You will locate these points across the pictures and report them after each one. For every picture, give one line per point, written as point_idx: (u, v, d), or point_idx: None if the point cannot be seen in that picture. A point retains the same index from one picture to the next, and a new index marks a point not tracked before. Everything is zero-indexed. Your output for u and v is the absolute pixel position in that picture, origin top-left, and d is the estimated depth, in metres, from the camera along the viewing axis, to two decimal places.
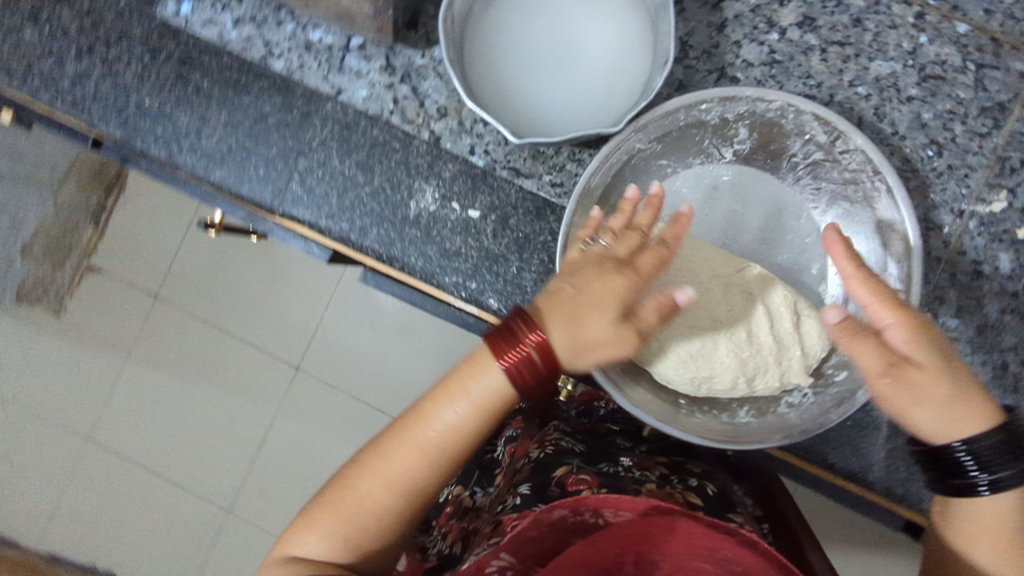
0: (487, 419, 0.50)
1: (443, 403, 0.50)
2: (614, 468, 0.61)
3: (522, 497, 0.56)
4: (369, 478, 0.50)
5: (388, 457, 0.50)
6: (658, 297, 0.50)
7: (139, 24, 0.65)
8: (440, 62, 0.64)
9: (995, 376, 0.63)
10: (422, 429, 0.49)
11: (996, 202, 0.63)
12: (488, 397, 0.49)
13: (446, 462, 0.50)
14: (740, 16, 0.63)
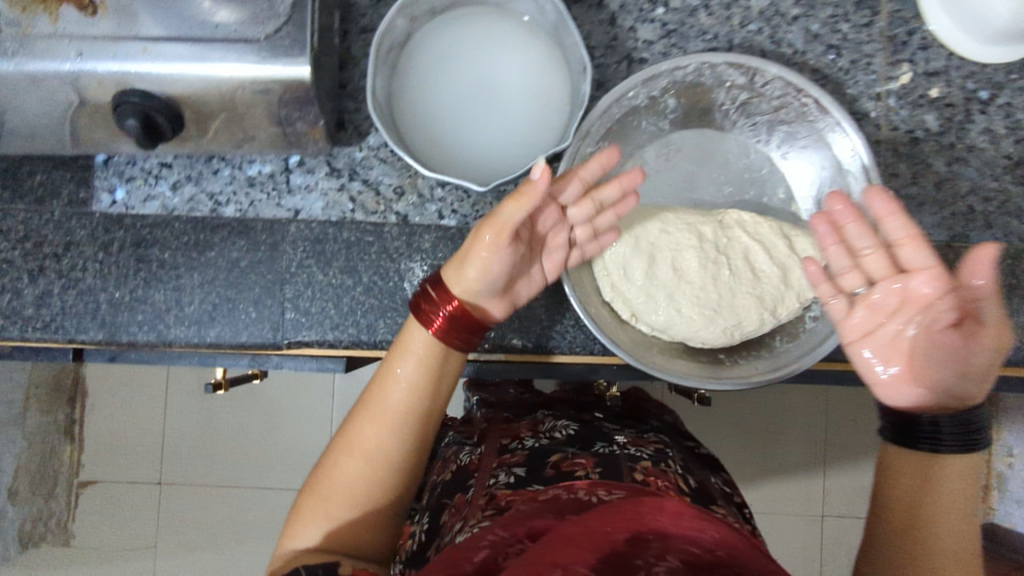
0: (434, 371, 0.55)
1: (390, 367, 0.55)
2: (608, 448, 0.59)
3: (515, 476, 0.55)
4: (342, 460, 0.54)
5: (357, 436, 0.54)
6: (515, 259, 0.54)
7: (80, 226, 0.65)
8: (379, 148, 0.66)
9: (967, 221, 0.69)
10: (381, 396, 0.55)
11: (903, 75, 0.69)
12: (426, 345, 0.55)
13: (410, 421, 0.55)
14: (624, 5, 0.67)
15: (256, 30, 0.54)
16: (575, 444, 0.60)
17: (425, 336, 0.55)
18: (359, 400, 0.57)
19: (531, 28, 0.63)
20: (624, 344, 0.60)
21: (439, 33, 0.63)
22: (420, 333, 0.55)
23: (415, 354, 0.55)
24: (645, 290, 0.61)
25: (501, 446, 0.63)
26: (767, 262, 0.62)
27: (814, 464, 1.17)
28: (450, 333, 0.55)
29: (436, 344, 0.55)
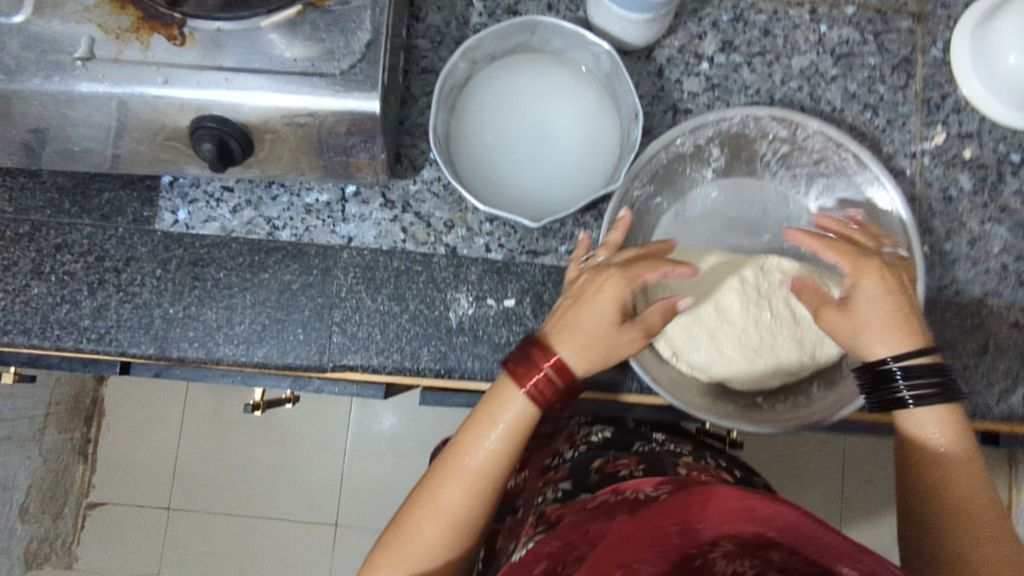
0: (521, 439, 0.53)
1: (479, 432, 0.53)
2: (647, 446, 0.65)
3: (563, 490, 0.59)
4: (419, 520, 0.51)
5: (438, 499, 0.51)
6: (660, 305, 0.55)
7: (143, 243, 0.68)
8: (432, 182, 0.69)
9: (1000, 279, 0.70)
10: (463, 459, 0.52)
11: (937, 136, 0.72)
12: (518, 414, 0.53)
13: (492, 487, 0.52)
14: (671, 59, 0.71)
15: (332, 65, 0.57)
16: (614, 448, 0.65)
17: (519, 404, 0.53)
18: (437, 458, 0.54)
19: (585, 77, 0.67)
20: (665, 382, 0.62)
21: (500, 76, 0.66)
22: (514, 401, 0.53)
23: (503, 421, 0.53)
24: (688, 329, 0.63)
25: (544, 466, 0.67)
26: (807, 308, 0.64)
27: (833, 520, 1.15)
28: (547, 400, 0.53)
29: (528, 417, 0.53)
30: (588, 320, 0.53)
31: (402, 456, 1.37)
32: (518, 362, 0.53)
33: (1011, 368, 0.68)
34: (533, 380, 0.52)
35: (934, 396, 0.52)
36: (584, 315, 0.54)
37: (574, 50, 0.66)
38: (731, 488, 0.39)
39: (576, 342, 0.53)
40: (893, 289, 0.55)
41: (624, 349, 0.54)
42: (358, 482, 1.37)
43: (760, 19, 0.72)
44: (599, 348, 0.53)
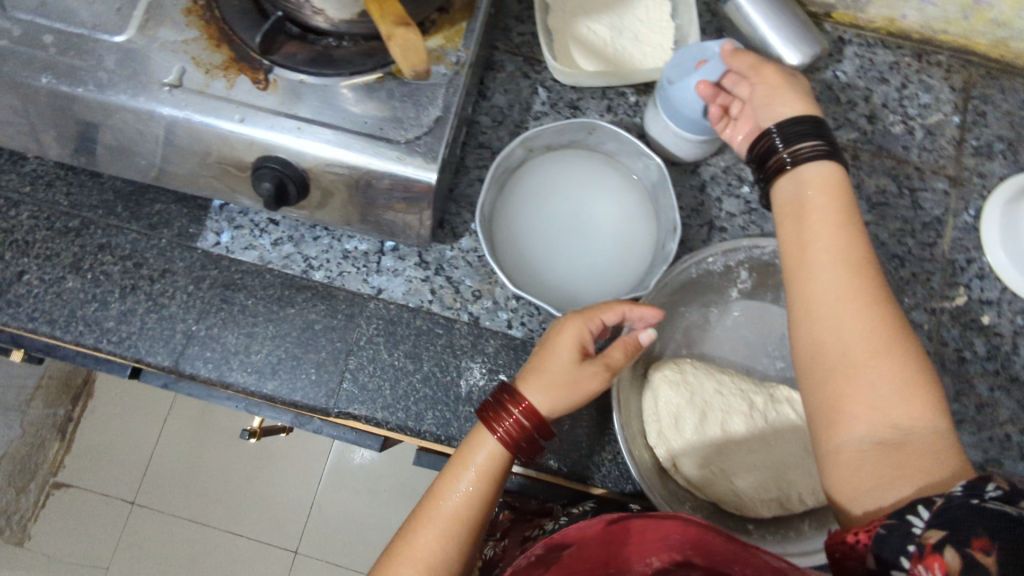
0: (494, 482, 0.53)
1: (451, 475, 0.53)
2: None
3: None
4: (395, 565, 0.50)
5: (415, 544, 0.51)
6: (624, 339, 0.56)
7: (182, 258, 0.70)
8: (469, 251, 0.71)
9: (1004, 448, 0.70)
10: (438, 502, 0.52)
11: (958, 297, 0.74)
12: (490, 454, 0.53)
13: (467, 531, 0.52)
14: (715, 177, 0.74)
15: (399, 133, 0.60)
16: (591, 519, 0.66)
17: (492, 444, 0.53)
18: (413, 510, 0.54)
19: (634, 182, 0.71)
20: (660, 493, 0.62)
21: (552, 166, 0.70)
22: (485, 444, 0.53)
23: (475, 461, 0.53)
24: (692, 443, 0.64)
25: (525, 536, 0.70)
26: (810, 444, 0.65)
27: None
28: (518, 441, 0.53)
29: (501, 457, 0.53)
30: (557, 357, 0.54)
31: (375, 494, 1.37)
32: (488, 408, 0.54)
33: None
34: (501, 424, 0.53)
35: (820, 159, 0.53)
36: (553, 351, 0.54)
37: (626, 156, 0.69)
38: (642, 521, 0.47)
39: (543, 381, 0.53)
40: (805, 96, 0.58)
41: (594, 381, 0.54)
42: (327, 515, 1.36)
43: None
44: (558, 384, 0.53)
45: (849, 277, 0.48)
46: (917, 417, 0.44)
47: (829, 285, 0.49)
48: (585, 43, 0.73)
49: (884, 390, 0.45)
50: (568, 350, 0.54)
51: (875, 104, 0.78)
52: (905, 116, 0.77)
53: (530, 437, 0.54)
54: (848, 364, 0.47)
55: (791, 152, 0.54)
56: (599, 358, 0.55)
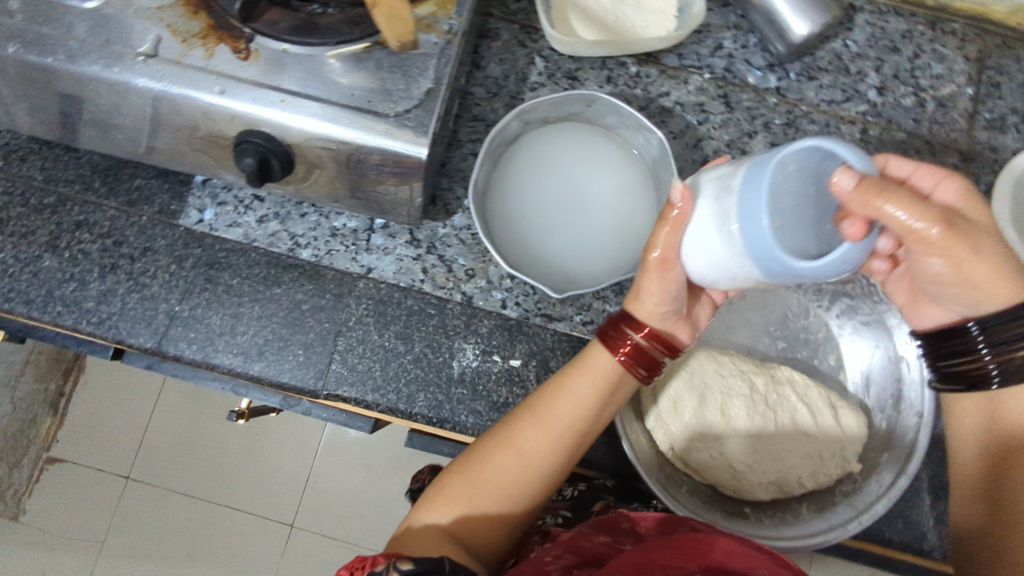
0: (605, 393, 0.55)
1: (569, 381, 0.55)
2: (647, 507, 0.65)
3: (563, 518, 0.63)
4: (498, 452, 0.54)
5: (521, 438, 0.54)
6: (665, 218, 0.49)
7: (163, 235, 0.67)
8: (462, 229, 0.69)
9: None
10: (552, 406, 0.55)
11: None
12: (607, 369, 0.55)
13: (573, 438, 0.55)
14: (718, 151, 0.72)
15: (388, 106, 0.57)
16: (615, 497, 0.66)
17: (612, 360, 0.55)
18: (530, 396, 0.57)
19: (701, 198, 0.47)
20: (657, 477, 0.61)
21: (549, 139, 0.67)
22: (605, 356, 0.55)
23: (594, 374, 0.55)
24: (690, 427, 0.62)
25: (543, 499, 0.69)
26: (812, 428, 0.63)
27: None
28: (633, 363, 0.55)
29: (617, 370, 0.55)
30: (642, 287, 0.53)
31: (371, 469, 1.36)
32: (609, 328, 0.55)
33: None
34: (621, 346, 0.54)
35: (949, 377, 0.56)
36: (644, 281, 0.53)
37: (627, 130, 0.66)
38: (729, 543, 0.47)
39: (642, 305, 0.54)
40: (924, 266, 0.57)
41: (679, 290, 0.53)
42: (324, 492, 1.35)
43: (811, 129, 0.73)
44: (648, 301, 0.54)
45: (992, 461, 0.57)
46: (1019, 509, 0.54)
47: (1009, 415, 0.56)
48: (584, 10, 0.70)
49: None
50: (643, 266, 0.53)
51: (886, 74, 0.74)
52: (917, 87, 0.74)
53: (650, 356, 0.55)
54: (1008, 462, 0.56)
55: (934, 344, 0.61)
56: (670, 264, 0.51)
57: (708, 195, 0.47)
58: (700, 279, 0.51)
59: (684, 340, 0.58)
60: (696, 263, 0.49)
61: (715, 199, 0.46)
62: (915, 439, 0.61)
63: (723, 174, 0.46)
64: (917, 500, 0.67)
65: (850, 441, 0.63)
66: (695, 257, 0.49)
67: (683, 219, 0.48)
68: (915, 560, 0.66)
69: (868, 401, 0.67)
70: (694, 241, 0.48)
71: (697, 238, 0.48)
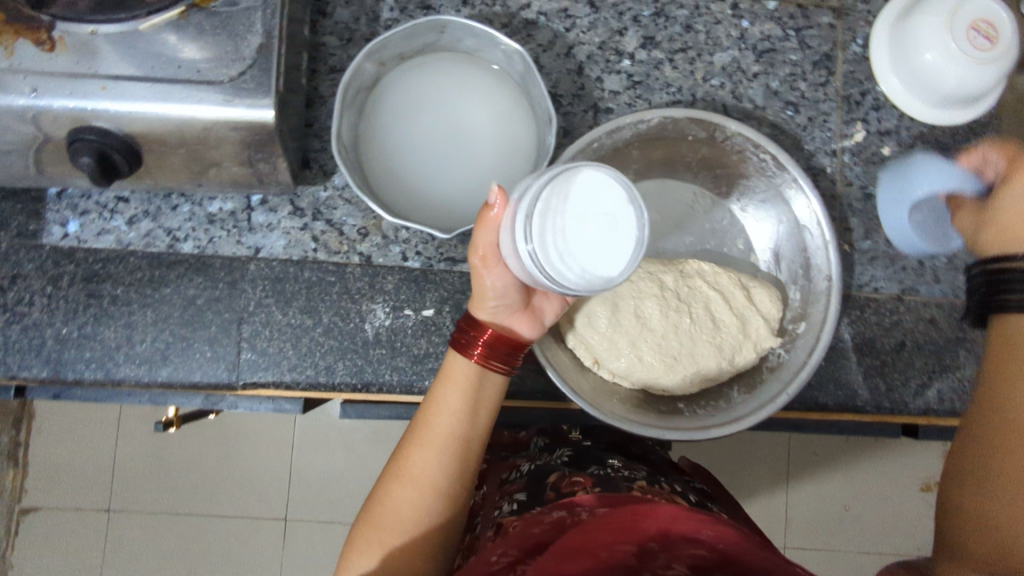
0: (476, 394, 0.55)
1: (438, 396, 0.55)
2: (603, 470, 0.64)
3: (518, 502, 0.59)
4: (396, 485, 0.54)
5: (410, 464, 0.54)
6: (490, 217, 0.49)
7: (30, 259, 0.63)
8: (344, 188, 0.66)
9: (917, 275, 0.70)
10: (427, 423, 0.54)
11: (856, 134, 0.72)
12: (467, 370, 0.54)
13: (460, 446, 0.54)
14: (591, 56, 0.69)
15: (220, 72, 0.53)
16: (571, 466, 0.64)
17: (467, 361, 0.54)
18: (410, 421, 0.56)
19: (510, 202, 0.47)
20: (584, 391, 0.60)
21: (410, 77, 0.64)
22: (459, 360, 0.55)
23: (458, 379, 0.54)
24: (609, 337, 0.62)
25: (502, 480, 0.66)
26: (726, 313, 0.63)
27: (780, 487, 1.22)
28: (490, 359, 0.54)
29: (478, 368, 0.54)
30: (480, 290, 0.53)
31: (349, 449, 1.27)
32: (457, 333, 0.56)
33: (926, 364, 0.69)
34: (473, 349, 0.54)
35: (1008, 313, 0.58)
36: (477, 283, 0.53)
37: (486, 49, 0.63)
38: (676, 508, 0.46)
39: (481, 305, 0.54)
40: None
41: (509, 286, 0.52)
42: (308, 477, 1.27)
43: (681, 15, 0.71)
44: (493, 296, 0.53)
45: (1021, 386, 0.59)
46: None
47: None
48: None
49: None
50: (477, 268, 0.52)
51: None
52: None
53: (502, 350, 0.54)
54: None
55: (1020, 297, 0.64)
56: (493, 261, 0.51)
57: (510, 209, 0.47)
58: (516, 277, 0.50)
59: (527, 334, 0.56)
60: (509, 264, 0.48)
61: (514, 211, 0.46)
62: (828, 301, 0.61)
63: (525, 190, 0.46)
64: (843, 361, 0.68)
65: (765, 317, 0.64)
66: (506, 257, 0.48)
67: (500, 222, 0.48)
68: (852, 416, 0.69)
69: (782, 276, 0.68)
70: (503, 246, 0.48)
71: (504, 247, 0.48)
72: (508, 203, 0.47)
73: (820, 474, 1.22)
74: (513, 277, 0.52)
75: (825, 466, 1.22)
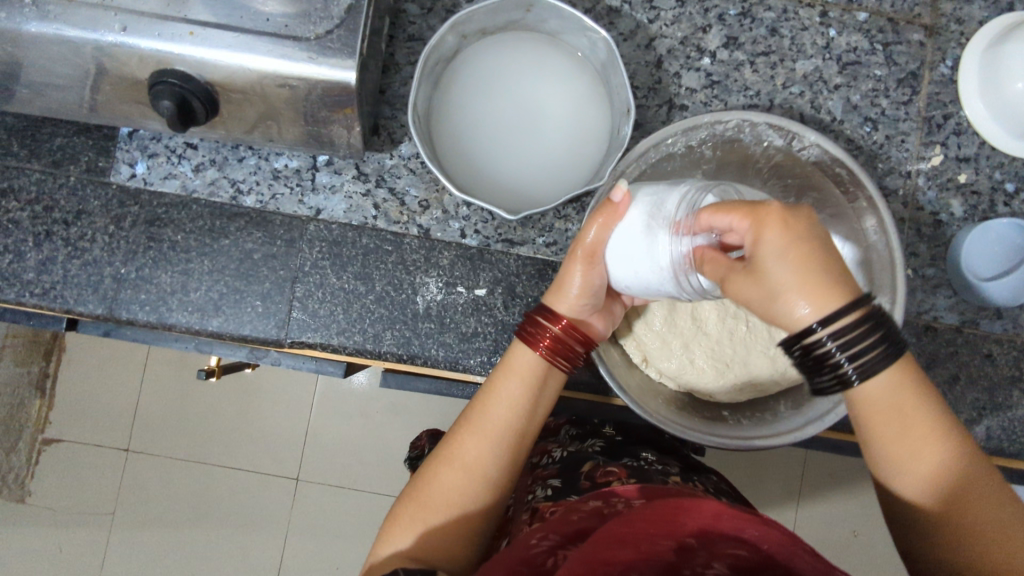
0: (535, 388, 0.55)
1: (497, 386, 0.55)
2: (637, 462, 0.63)
3: (553, 488, 0.58)
4: (443, 469, 0.54)
5: (461, 449, 0.54)
6: (604, 215, 0.49)
7: (95, 196, 0.64)
8: (410, 158, 0.66)
9: (979, 309, 0.69)
10: (484, 410, 0.54)
11: (934, 157, 0.70)
12: (531, 362, 0.54)
13: (513, 438, 0.54)
14: (672, 50, 0.68)
15: (307, 28, 0.53)
16: (603, 455, 0.64)
17: (533, 353, 0.54)
18: (465, 407, 0.56)
19: (639, 203, 0.49)
20: (632, 387, 0.60)
21: (489, 55, 0.63)
22: (525, 352, 0.55)
23: (519, 370, 0.54)
24: (663, 337, 0.62)
25: (534, 464, 0.65)
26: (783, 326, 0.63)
27: (792, 504, 1.20)
28: (556, 355, 0.54)
29: (543, 363, 0.54)
30: (568, 281, 0.53)
31: (367, 418, 1.27)
32: (528, 324, 0.55)
33: (978, 400, 0.68)
34: (545, 342, 0.54)
35: (886, 362, 0.43)
36: (568, 274, 0.53)
37: (571, 34, 0.62)
38: (719, 505, 0.44)
39: (567, 298, 0.54)
40: (798, 240, 0.42)
41: (600, 285, 0.52)
42: (326, 442, 1.27)
43: (768, 17, 0.69)
44: (581, 294, 0.53)
45: (878, 404, 0.44)
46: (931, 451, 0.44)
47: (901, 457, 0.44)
48: None
49: (900, 428, 0.44)
50: (577, 259, 0.52)
51: None
52: None
53: (575, 348, 0.54)
54: (899, 410, 0.43)
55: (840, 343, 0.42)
56: (596, 257, 0.51)
57: (643, 208, 0.48)
58: (619, 282, 0.52)
59: (601, 331, 0.57)
60: (620, 266, 0.50)
61: (647, 219, 0.48)
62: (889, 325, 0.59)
63: (658, 197, 0.48)
64: None
65: None
66: (620, 258, 0.50)
67: (618, 222, 0.49)
68: None
69: None
70: (621, 242, 0.49)
71: (625, 244, 0.49)
72: (636, 203, 0.49)
73: (836, 497, 1.20)
74: (607, 276, 0.52)
75: (842, 489, 1.21)
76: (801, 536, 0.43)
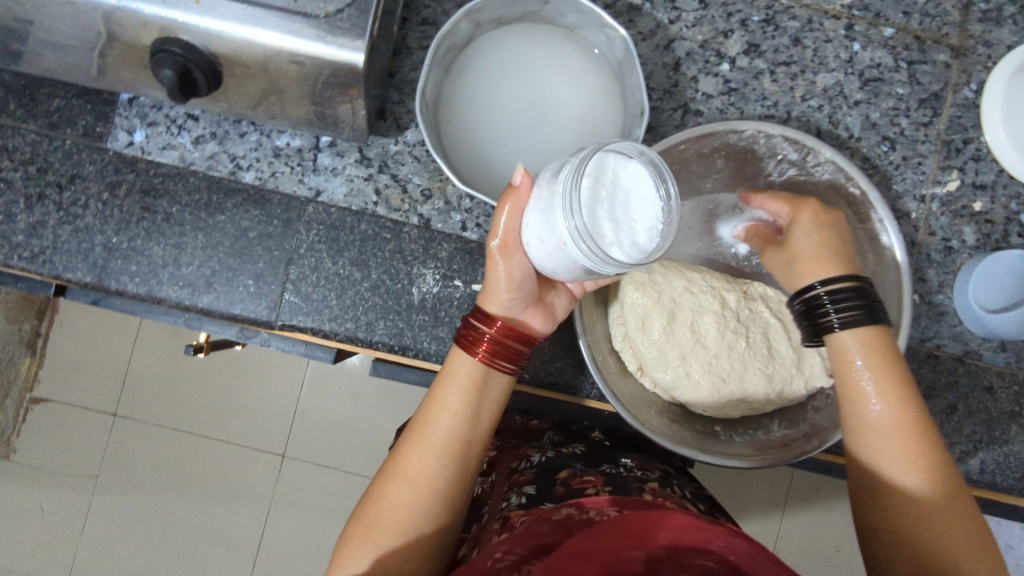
0: (478, 395, 0.54)
1: (438, 398, 0.54)
2: (615, 469, 0.62)
3: (527, 496, 0.57)
4: (390, 488, 0.53)
5: (406, 464, 0.53)
6: (510, 204, 0.49)
7: (91, 162, 0.63)
8: (415, 146, 0.64)
9: (983, 340, 0.68)
10: (427, 423, 0.54)
11: (950, 182, 0.68)
12: (469, 367, 0.53)
13: (458, 448, 0.53)
14: (691, 53, 0.66)
15: (317, 5, 0.50)
16: (581, 461, 0.63)
17: (470, 359, 0.53)
18: (409, 423, 0.56)
19: (538, 184, 0.47)
20: (625, 396, 0.58)
21: (502, 45, 0.61)
22: (463, 358, 0.54)
23: (457, 378, 0.54)
24: (660, 347, 0.60)
25: (511, 469, 0.64)
26: (784, 343, 0.62)
27: (775, 518, 1.20)
28: (495, 357, 0.53)
29: (481, 366, 0.53)
30: (494, 280, 0.52)
31: (357, 401, 1.26)
32: (465, 329, 0.54)
33: (974, 432, 0.67)
34: (478, 345, 0.53)
35: (866, 321, 0.53)
36: (492, 272, 0.52)
37: (588, 29, 0.61)
38: (685, 517, 0.44)
39: (495, 297, 0.53)
40: (823, 225, 0.59)
41: (526, 275, 0.52)
42: (313, 422, 1.27)
43: (792, 26, 0.67)
44: (512, 290, 0.52)
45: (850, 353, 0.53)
46: (913, 457, 0.50)
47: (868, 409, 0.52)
48: None
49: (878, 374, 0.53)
50: (495, 257, 0.51)
51: None
52: None
53: (509, 347, 0.53)
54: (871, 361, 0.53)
55: (829, 292, 0.54)
56: (512, 247, 0.50)
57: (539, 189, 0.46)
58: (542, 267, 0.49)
59: (538, 327, 0.55)
60: (531, 250, 0.48)
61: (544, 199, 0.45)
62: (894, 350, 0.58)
63: (551, 176, 0.46)
64: None
65: (822, 355, 0.62)
66: (528, 243, 0.48)
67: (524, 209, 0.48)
68: None
69: None
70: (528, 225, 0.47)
71: (529, 227, 0.47)
72: (535, 185, 0.47)
73: (820, 513, 1.20)
74: (531, 265, 0.51)
75: (826, 506, 1.20)
76: (767, 547, 0.43)
